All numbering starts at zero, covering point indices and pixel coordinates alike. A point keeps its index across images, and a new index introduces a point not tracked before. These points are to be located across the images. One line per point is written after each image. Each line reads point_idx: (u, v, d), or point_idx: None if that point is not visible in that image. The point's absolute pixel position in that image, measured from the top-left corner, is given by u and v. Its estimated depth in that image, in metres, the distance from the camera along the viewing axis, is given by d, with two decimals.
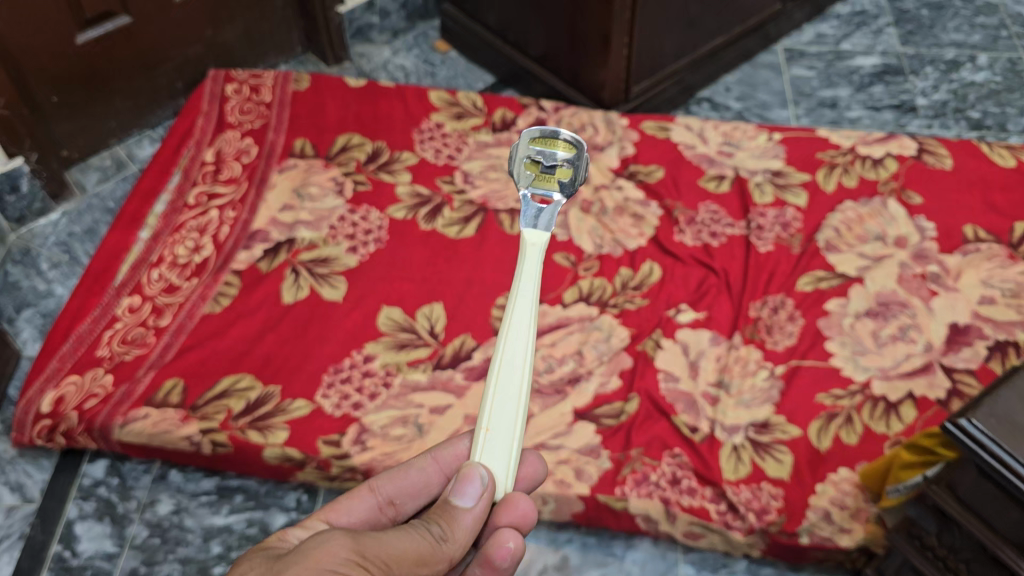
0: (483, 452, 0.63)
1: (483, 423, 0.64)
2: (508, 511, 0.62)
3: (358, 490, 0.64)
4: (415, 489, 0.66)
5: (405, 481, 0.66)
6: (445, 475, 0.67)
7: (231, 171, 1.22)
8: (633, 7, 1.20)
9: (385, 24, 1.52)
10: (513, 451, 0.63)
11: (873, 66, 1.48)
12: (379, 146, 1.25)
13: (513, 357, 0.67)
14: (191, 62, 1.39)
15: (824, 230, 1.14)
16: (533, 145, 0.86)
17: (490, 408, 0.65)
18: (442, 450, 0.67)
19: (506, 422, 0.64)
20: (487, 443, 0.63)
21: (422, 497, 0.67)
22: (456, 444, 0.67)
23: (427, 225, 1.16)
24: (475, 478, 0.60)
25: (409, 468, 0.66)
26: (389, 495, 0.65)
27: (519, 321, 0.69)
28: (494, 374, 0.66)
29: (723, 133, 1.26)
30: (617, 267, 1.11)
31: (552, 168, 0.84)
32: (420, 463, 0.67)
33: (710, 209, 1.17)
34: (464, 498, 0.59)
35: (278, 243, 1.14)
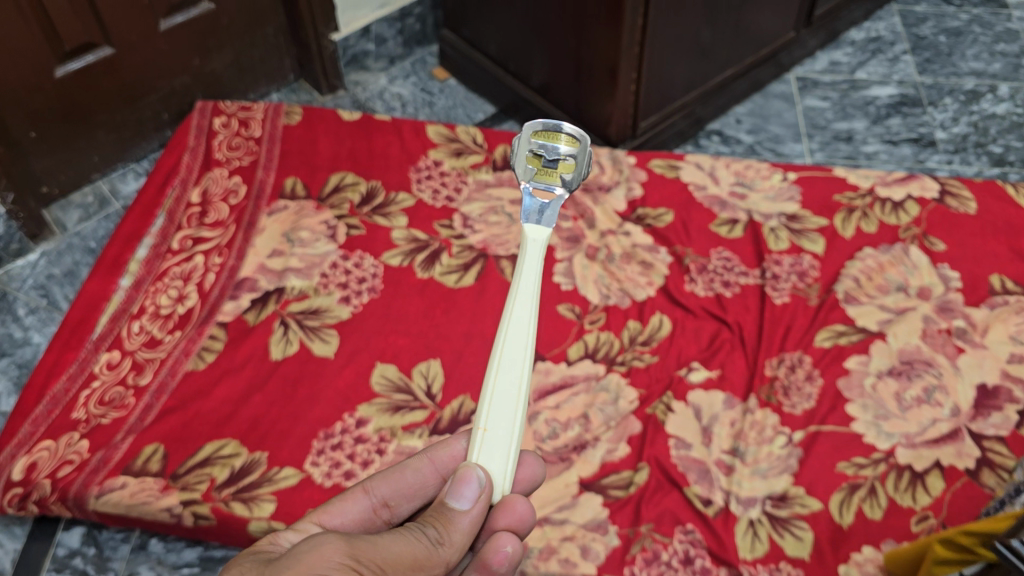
0: (481, 453, 0.59)
1: (480, 422, 0.59)
2: (506, 514, 0.59)
3: (353, 492, 0.62)
4: (410, 491, 0.64)
5: (401, 482, 0.64)
6: (442, 477, 0.65)
7: (218, 213, 1.16)
8: (641, 41, 1.14)
9: (381, 50, 1.46)
10: (513, 451, 0.59)
11: (889, 97, 1.42)
12: (374, 186, 1.19)
13: (514, 353, 0.62)
14: (177, 93, 1.33)
15: (843, 280, 1.08)
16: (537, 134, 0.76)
17: (488, 407, 0.60)
18: (439, 450, 0.64)
19: (505, 421, 0.59)
20: (484, 444, 0.59)
21: (418, 498, 0.65)
22: (452, 444, 0.65)
23: (425, 273, 1.10)
24: (473, 480, 0.56)
25: (404, 469, 0.64)
26: (384, 497, 0.63)
27: (520, 314, 0.65)
28: (493, 371, 0.61)
29: (735, 173, 1.21)
30: (625, 319, 1.05)
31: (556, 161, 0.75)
32: (417, 464, 0.64)
33: (723, 255, 1.11)
34: (460, 501, 0.56)
35: (266, 292, 1.08)
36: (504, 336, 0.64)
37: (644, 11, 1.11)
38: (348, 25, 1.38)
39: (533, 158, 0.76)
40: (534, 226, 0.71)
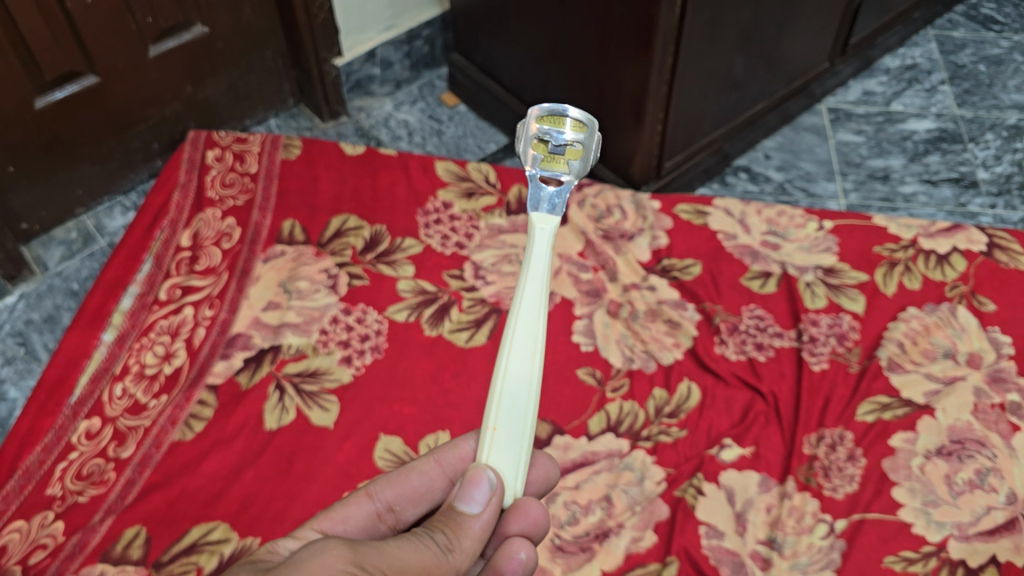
0: (492, 452, 0.63)
1: (490, 421, 0.64)
2: (518, 515, 0.64)
3: (356, 496, 0.65)
4: (416, 495, 0.67)
5: (407, 486, 0.66)
6: (448, 480, 0.67)
7: (210, 259, 1.08)
8: (671, 81, 1.06)
9: (386, 75, 1.37)
10: (523, 449, 0.64)
11: (927, 131, 1.33)
12: (378, 230, 1.10)
13: (521, 351, 0.67)
14: (168, 121, 1.24)
15: (886, 345, 0.99)
16: (541, 120, 0.79)
17: (497, 408, 0.64)
18: (444, 454, 0.67)
19: (515, 421, 0.64)
20: (495, 442, 0.64)
21: (424, 502, 0.67)
22: (460, 446, 0.68)
23: (433, 330, 1.02)
24: (483, 482, 0.60)
25: (410, 472, 0.66)
26: (389, 501, 0.65)
27: (526, 313, 0.70)
28: (501, 370, 0.66)
29: (767, 220, 1.12)
30: (650, 386, 0.97)
31: (561, 147, 0.78)
32: (422, 467, 0.67)
33: (755, 314, 1.03)
34: (471, 504, 0.59)
35: (261, 351, 1.00)
36: (510, 336, 0.68)
37: (674, 50, 1.03)
38: (351, 49, 1.30)
39: (539, 143, 0.79)
40: (542, 215, 0.76)
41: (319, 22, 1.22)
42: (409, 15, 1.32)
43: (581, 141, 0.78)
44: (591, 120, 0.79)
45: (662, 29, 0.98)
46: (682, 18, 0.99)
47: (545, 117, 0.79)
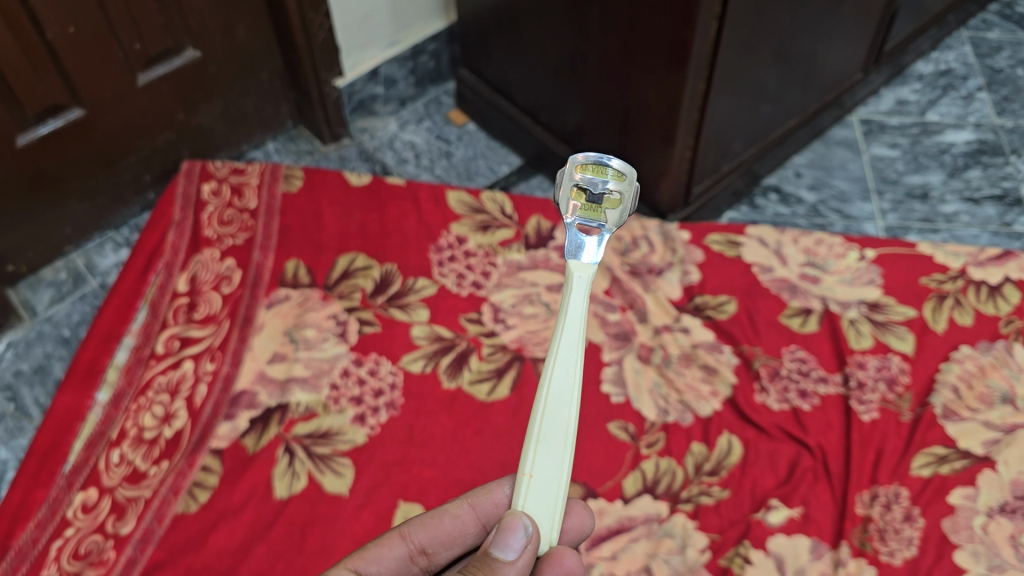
0: (527, 501, 0.57)
1: (526, 467, 0.58)
2: (554, 569, 0.57)
3: (389, 536, 0.61)
4: (449, 539, 0.62)
5: (440, 530, 0.62)
6: (483, 526, 0.62)
7: (209, 306, 1.00)
8: (703, 104, 0.99)
9: (391, 93, 1.29)
10: (560, 498, 0.58)
11: (966, 144, 1.26)
12: (389, 270, 1.03)
13: (561, 390, 0.60)
14: (160, 151, 1.16)
15: (940, 390, 0.93)
16: (583, 166, 0.66)
17: (534, 453, 0.58)
18: (480, 497, 0.62)
19: (553, 469, 0.58)
20: (531, 491, 0.57)
21: (457, 546, 0.63)
22: (494, 491, 0.63)
23: (451, 382, 0.94)
24: (519, 529, 0.54)
25: (443, 514, 0.62)
26: (422, 544, 0.62)
27: (568, 347, 0.62)
28: (540, 411, 0.59)
29: (805, 250, 1.05)
30: (688, 440, 0.90)
31: (600, 196, 0.65)
32: (456, 510, 0.62)
33: (796, 356, 0.96)
34: (506, 551, 0.54)
35: (267, 409, 0.92)
36: (551, 371, 0.61)
37: (707, 74, 0.95)
38: (353, 68, 1.22)
39: (576, 190, 0.66)
40: (581, 263, 0.64)
41: (319, 42, 1.14)
42: (414, 29, 1.24)
43: (622, 192, 0.66)
44: (633, 170, 0.66)
45: (695, 53, 0.91)
46: (717, 40, 0.91)
47: (588, 162, 0.66)
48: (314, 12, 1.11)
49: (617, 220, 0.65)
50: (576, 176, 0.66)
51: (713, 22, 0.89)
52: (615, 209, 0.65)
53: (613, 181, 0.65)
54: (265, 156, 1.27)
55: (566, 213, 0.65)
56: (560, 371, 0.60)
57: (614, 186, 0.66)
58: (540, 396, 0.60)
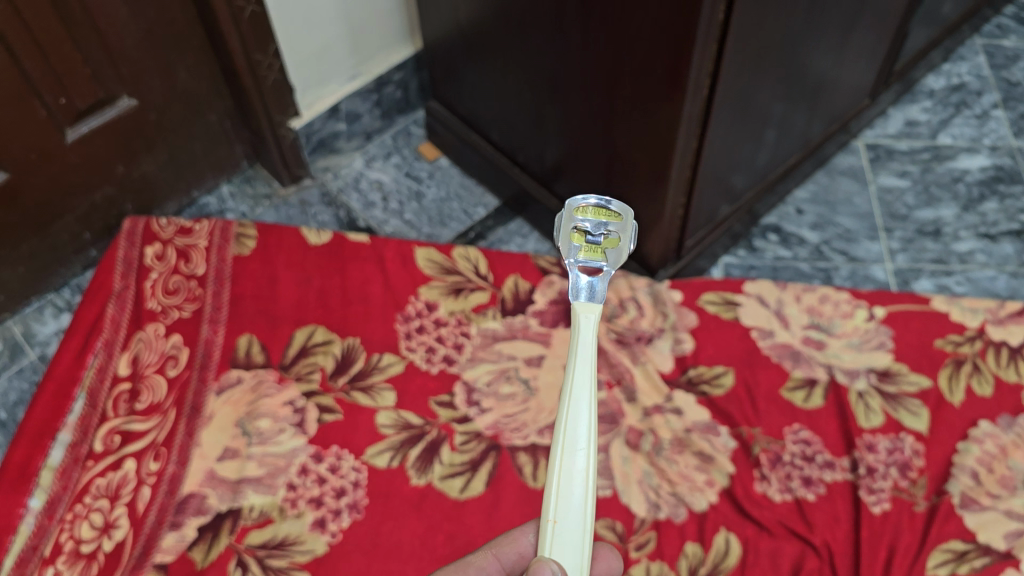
0: (554, 548, 0.56)
1: (549, 514, 0.56)
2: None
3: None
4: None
5: None
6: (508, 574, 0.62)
7: (153, 393, 0.91)
8: (695, 162, 0.87)
9: (354, 128, 1.18)
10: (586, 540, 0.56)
11: (981, 170, 1.16)
12: (351, 344, 0.94)
13: (577, 432, 0.58)
14: (99, 208, 1.06)
15: (957, 477, 0.82)
16: (583, 209, 0.65)
17: (556, 498, 0.56)
18: (504, 547, 0.61)
19: (577, 512, 0.56)
20: (556, 538, 0.56)
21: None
22: (518, 540, 0.62)
23: (420, 478, 0.85)
24: (546, 574, 0.52)
25: (468, 566, 0.61)
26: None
27: (580, 387, 0.60)
28: (560, 455, 0.57)
29: (808, 309, 0.95)
30: (681, 540, 0.80)
31: (600, 236, 0.64)
32: (481, 561, 0.61)
33: (800, 437, 0.85)
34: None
35: (217, 516, 0.83)
36: (568, 414, 0.59)
37: (699, 132, 0.84)
38: (310, 106, 1.11)
39: (577, 233, 0.65)
40: (585, 303, 0.63)
41: (270, 84, 1.03)
42: (376, 58, 1.13)
43: (623, 231, 0.64)
44: (632, 210, 0.65)
45: (685, 117, 0.79)
46: (710, 99, 0.80)
47: (591, 206, 0.65)
48: (261, 52, 0.99)
49: (617, 259, 0.63)
50: (575, 219, 0.65)
51: (705, 81, 0.77)
52: (616, 250, 0.64)
53: (612, 222, 0.65)
54: (219, 201, 1.16)
55: (569, 255, 0.64)
56: (575, 414, 0.59)
57: (617, 227, 0.64)
58: (558, 438, 0.58)
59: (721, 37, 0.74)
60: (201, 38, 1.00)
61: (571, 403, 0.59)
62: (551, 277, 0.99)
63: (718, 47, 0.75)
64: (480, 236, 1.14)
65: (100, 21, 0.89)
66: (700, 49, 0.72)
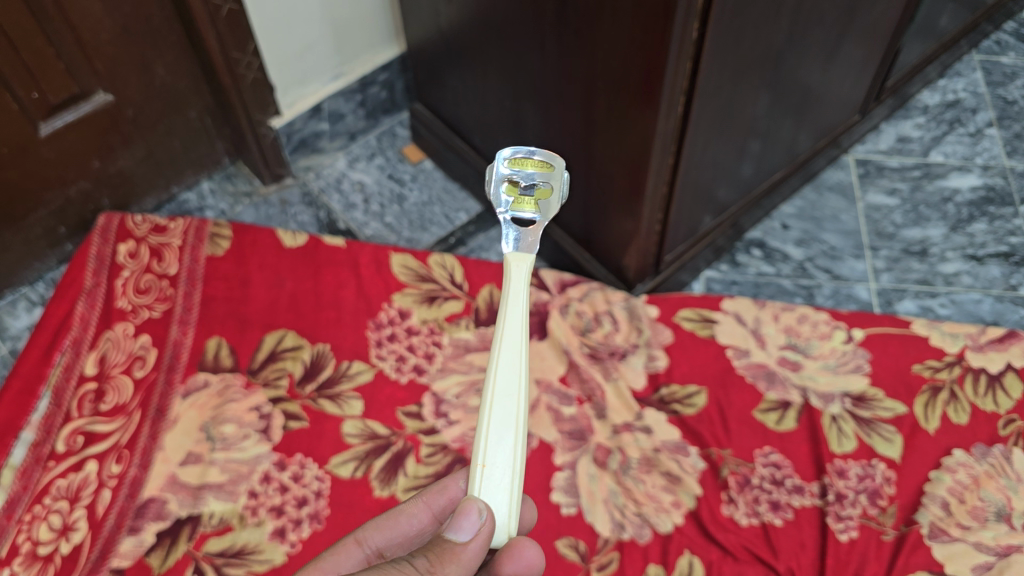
0: (483, 492, 0.52)
1: (478, 456, 0.53)
2: (512, 564, 0.51)
3: (345, 544, 0.57)
4: (405, 539, 0.60)
5: (396, 529, 0.59)
6: (438, 521, 0.60)
7: (119, 394, 0.90)
8: (673, 179, 0.86)
9: (337, 128, 1.17)
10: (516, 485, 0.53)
11: (972, 189, 1.14)
12: (321, 350, 0.93)
13: (508, 377, 0.55)
14: (74, 203, 1.05)
15: (927, 506, 0.80)
16: (515, 160, 0.62)
17: (485, 441, 0.53)
18: (436, 495, 0.59)
19: (507, 453, 0.53)
20: (484, 480, 0.52)
21: (412, 542, 0.60)
22: (449, 487, 0.60)
23: (384, 490, 0.83)
24: (473, 513, 0.49)
25: (399, 515, 0.59)
26: (378, 546, 0.59)
27: (511, 330, 0.58)
28: (492, 400, 0.55)
29: (786, 329, 0.94)
30: (644, 561, 0.78)
31: (531, 188, 0.62)
32: (411, 510, 0.59)
33: (770, 460, 0.84)
34: (459, 534, 0.49)
35: (176, 521, 0.81)
36: (500, 358, 0.56)
37: (676, 148, 0.82)
38: (291, 106, 1.09)
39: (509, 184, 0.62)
40: (516, 253, 0.61)
41: (248, 82, 1.02)
42: (360, 59, 1.11)
43: (555, 182, 0.62)
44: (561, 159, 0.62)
45: (659, 133, 0.77)
46: (685, 116, 0.78)
47: (524, 158, 0.62)
48: (240, 51, 0.98)
49: (550, 211, 0.61)
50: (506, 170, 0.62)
51: (680, 99, 0.75)
52: (549, 202, 0.61)
53: (541, 172, 0.62)
54: (199, 198, 1.15)
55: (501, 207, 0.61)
56: (507, 358, 0.56)
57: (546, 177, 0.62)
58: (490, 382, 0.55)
59: (696, 54, 0.72)
60: (179, 35, 0.98)
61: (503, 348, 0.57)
62: None
63: (694, 65, 0.73)
64: (460, 241, 1.12)
65: (74, 15, 0.88)
66: (673, 66, 0.71)
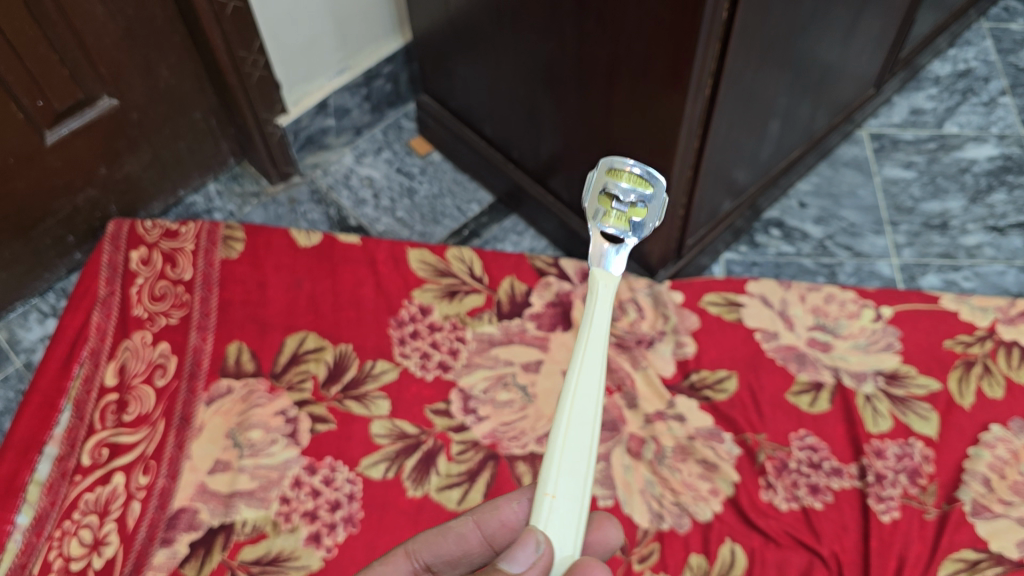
0: (549, 526, 0.50)
1: (549, 485, 0.50)
2: None
3: (394, 555, 0.55)
4: (453, 559, 0.56)
5: (444, 549, 0.55)
6: (490, 545, 0.55)
7: (141, 404, 0.88)
8: (698, 162, 0.84)
9: (343, 123, 1.15)
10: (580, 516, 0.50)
11: (989, 160, 1.13)
12: (343, 350, 0.91)
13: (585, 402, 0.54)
14: (83, 211, 1.03)
15: (969, 484, 0.79)
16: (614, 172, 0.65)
17: (556, 469, 0.51)
18: (487, 514, 0.55)
19: (575, 482, 0.51)
20: (552, 514, 0.50)
21: (462, 565, 0.57)
22: (501, 509, 0.55)
23: (417, 490, 0.82)
24: (531, 543, 0.47)
25: (448, 533, 0.55)
26: (428, 563, 0.56)
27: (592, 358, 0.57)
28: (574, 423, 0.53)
29: (813, 310, 0.93)
30: (685, 551, 0.77)
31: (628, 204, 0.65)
32: (462, 528, 0.55)
33: (806, 443, 0.83)
34: (512, 564, 0.46)
35: (209, 531, 0.80)
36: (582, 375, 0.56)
37: (701, 132, 0.81)
38: (297, 103, 1.08)
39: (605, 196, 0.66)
40: (605, 271, 0.63)
41: (255, 81, 1.00)
42: (365, 52, 1.09)
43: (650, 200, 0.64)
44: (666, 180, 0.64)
45: (686, 117, 0.76)
46: (712, 98, 0.77)
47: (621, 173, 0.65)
48: (246, 49, 0.96)
49: (642, 230, 0.64)
50: (607, 181, 0.65)
51: (708, 81, 0.74)
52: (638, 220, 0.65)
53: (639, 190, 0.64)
54: (206, 200, 1.13)
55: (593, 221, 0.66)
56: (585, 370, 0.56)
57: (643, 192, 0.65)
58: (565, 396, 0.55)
59: (724, 36, 0.71)
60: (182, 35, 0.96)
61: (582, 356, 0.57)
62: (547, 278, 0.97)
63: (721, 46, 0.72)
64: (474, 233, 1.11)
65: (77, 21, 0.86)
66: (703, 48, 0.69)
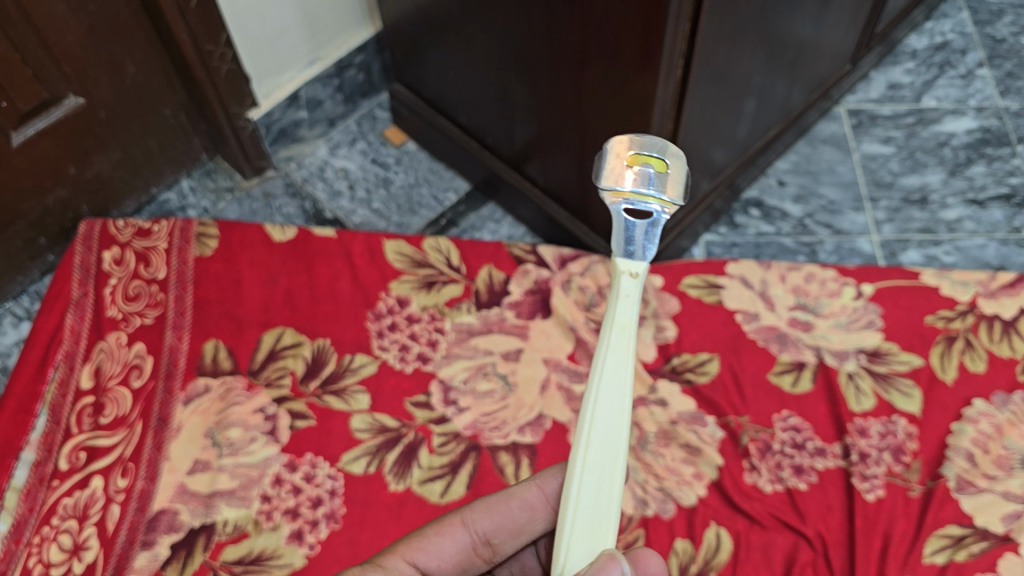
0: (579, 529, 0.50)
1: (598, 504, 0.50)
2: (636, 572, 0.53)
3: (451, 523, 0.60)
4: (516, 527, 0.60)
5: (506, 516, 0.60)
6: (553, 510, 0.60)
7: (118, 406, 0.87)
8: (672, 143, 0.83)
9: (316, 115, 1.13)
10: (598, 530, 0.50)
11: (968, 133, 1.13)
12: (321, 345, 0.90)
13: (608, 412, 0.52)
14: (53, 212, 1.02)
15: (952, 459, 0.79)
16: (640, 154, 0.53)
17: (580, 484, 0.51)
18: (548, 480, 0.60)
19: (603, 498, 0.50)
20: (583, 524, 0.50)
21: (524, 534, 0.61)
22: None
23: (399, 484, 0.81)
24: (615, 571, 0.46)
25: (511, 499, 0.60)
26: (485, 532, 0.60)
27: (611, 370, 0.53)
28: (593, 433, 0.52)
29: (794, 289, 0.92)
30: (671, 536, 0.77)
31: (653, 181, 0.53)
32: (524, 493, 0.60)
33: (789, 424, 0.83)
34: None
35: (190, 532, 0.79)
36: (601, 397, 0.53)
37: (675, 113, 0.80)
38: (268, 96, 1.06)
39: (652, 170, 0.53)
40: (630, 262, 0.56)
41: (223, 74, 0.98)
42: (335, 42, 1.08)
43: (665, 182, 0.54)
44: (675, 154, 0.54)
45: (658, 99, 0.75)
46: (684, 80, 0.76)
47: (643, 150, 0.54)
48: (213, 43, 0.94)
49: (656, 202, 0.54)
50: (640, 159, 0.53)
51: (679, 61, 0.73)
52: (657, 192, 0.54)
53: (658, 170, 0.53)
54: (180, 197, 1.12)
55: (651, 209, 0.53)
56: (616, 390, 0.53)
57: (668, 152, 0.53)
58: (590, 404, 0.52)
59: (694, 16, 0.70)
60: (147, 30, 0.94)
61: (603, 365, 0.53)
62: (525, 266, 0.96)
63: (691, 27, 0.71)
64: (452, 222, 1.10)
65: (38, 19, 0.84)
66: (672, 29, 0.69)
